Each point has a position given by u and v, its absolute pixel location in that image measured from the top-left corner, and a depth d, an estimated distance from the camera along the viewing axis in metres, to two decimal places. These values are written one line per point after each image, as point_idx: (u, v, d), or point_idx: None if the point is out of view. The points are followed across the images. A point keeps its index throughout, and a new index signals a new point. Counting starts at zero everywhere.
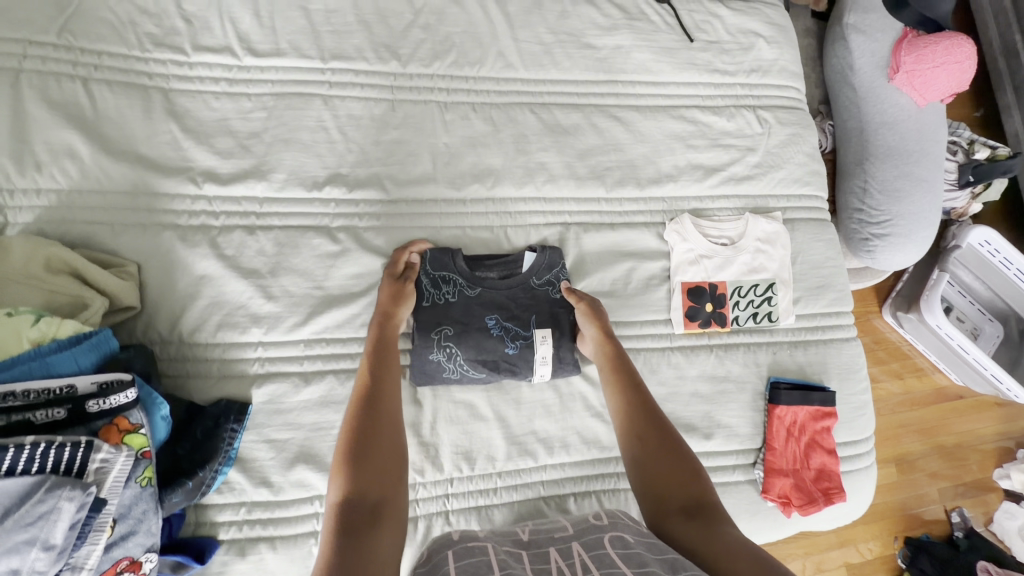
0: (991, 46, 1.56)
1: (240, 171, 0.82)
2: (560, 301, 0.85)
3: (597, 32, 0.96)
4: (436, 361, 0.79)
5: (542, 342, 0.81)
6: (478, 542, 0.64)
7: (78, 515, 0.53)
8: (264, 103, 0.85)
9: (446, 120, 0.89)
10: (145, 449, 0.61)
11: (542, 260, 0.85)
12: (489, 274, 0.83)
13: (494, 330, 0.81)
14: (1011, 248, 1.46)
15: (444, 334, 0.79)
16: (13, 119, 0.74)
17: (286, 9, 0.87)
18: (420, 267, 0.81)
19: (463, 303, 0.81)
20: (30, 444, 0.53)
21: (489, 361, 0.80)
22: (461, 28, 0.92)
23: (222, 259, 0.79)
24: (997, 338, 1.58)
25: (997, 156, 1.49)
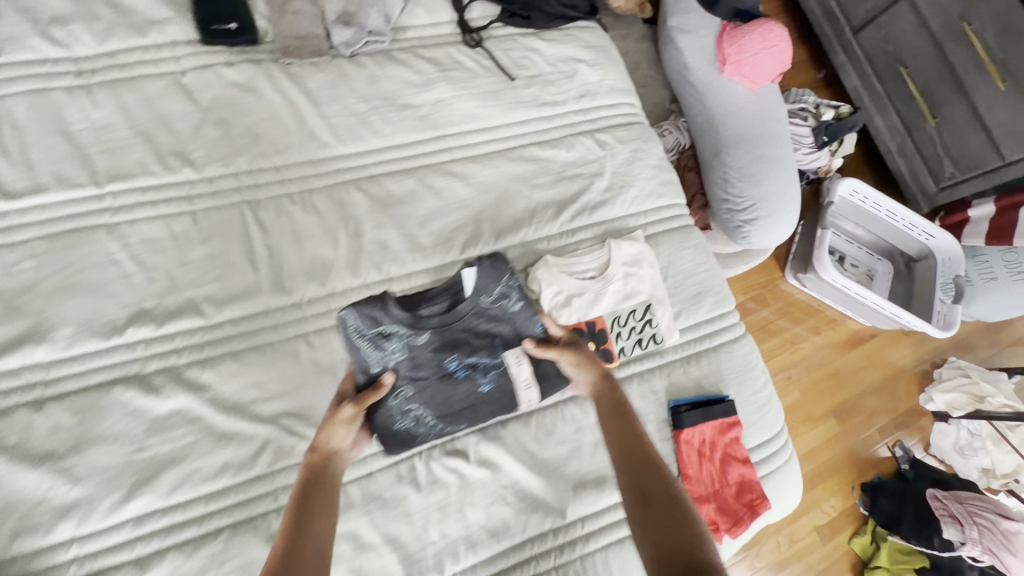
0: (816, 15, 1.65)
1: (13, 337, 0.68)
2: (524, 309, 0.82)
3: (413, 90, 0.91)
4: (405, 428, 0.75)
5: (518, 364, 0.80)
6: None
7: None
8: (31, 248, 0.72)
9: (263, 219, 0.80)
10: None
11: (484, 275, 0.80)
12: (432, 312, 0.78)
13: (459, 371, 0.78)
14: (877, 192, 1.52)
15: (404, 396, 0.75)
16: None
17: (40, 136, 0.75)
18: (354, 330, 0.74)
19: (417, 355, 0.76)
20: None
21: (463, 408, 0.78)
22: (260, 115, 0.83)
23: (3, 451, 0.65)
24: (889, 274, 1.62)
25: (842, 113, 1.58)
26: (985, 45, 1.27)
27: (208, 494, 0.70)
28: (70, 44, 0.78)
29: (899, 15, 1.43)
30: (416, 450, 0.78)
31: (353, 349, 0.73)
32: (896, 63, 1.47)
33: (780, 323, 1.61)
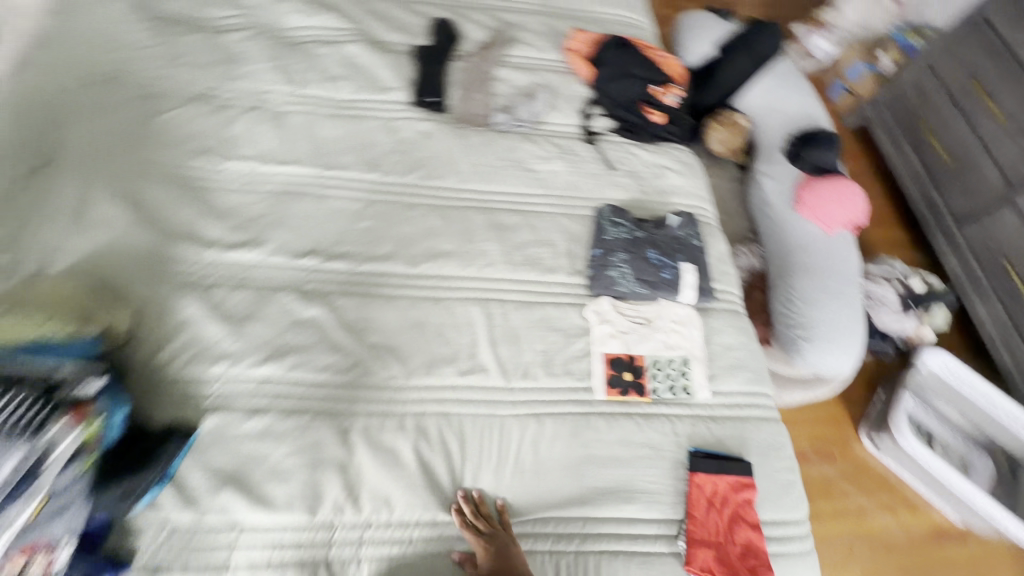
0: (919, 202, 1.78)
1: (240, 242, 1.03)
2: (698, 248, 1.17)
3: (536, 159, 1.24)
4: (612, 275, 1.10)
5: (688, 272, 1.12)
6: None
7: (26, 479, 0.70)
8: (271, 196, 1.10)
9: (409, 214, 1.13)
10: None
11: (683, 220, 1.20)
12: (648, 224, 1.18)
13: (654, 260, 1.12)
14: (974, 373, 1.46)
15: (619, 258, 1.11)
16: (81, 197, 1.00)
17: (301, 136, 1.17)
18: (603, 217, 1.17)
19: (634, 237, 1.14)
20: (11, 395, 0.72)
21: (649, 280, 1.11)
22: (430, 152, 1.21)
23: (207, 307, 0.95)
24: (989, 472, 1.51)
25: (932, 287, 1.65)
26: None
27: (310, 382, 0.93)
28: (337, 91, 1.24)
29: (1001, 222, 1.55)
30: (464, 408, 0.95)
31: (597, 223, 1.17)
32: (1002, 258, 1.55)
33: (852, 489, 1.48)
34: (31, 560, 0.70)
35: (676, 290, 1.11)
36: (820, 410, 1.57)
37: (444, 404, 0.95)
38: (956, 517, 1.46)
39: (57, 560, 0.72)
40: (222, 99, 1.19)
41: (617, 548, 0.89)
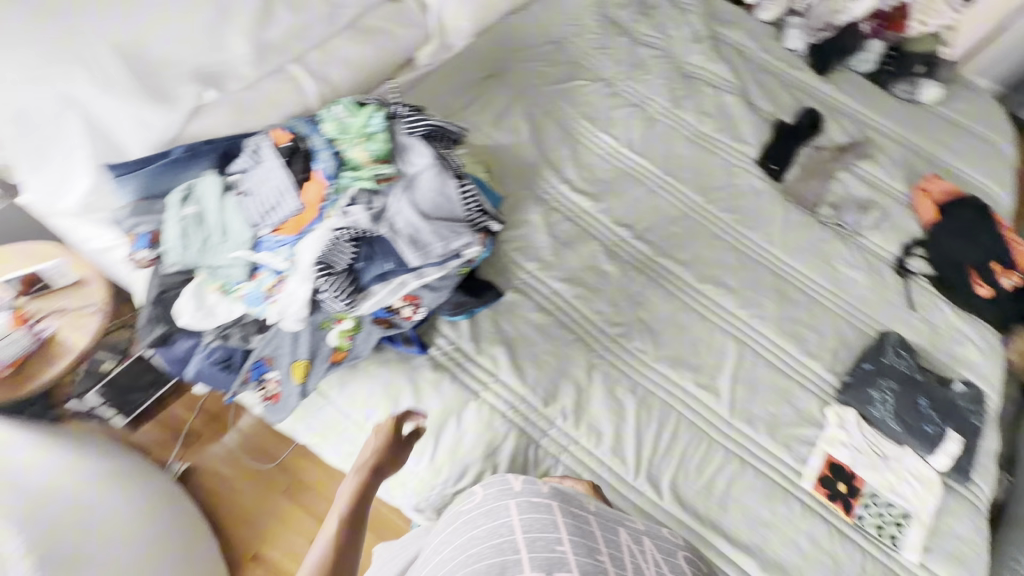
0: None
1: (584, 191, 1.27)
2: (973, 427, 1.10)
3: (841, 260, 1.29)
4: (872, 394, 1.09)
5: (952, 440, 1.07)
6: (545, 498, 0.79)
7: (452, 259, 0.85)
8: (618, 172, 1.33)
9: (713, 242, 1.26)
10: (339, 317, 0.90)
11: (969, 394, 1.14)
12: (930, 375, 1.14)
13: (922, 408, 1.08)
14: None
15: (887, 385, 1.10)
16: (506, 106, 1.34)
17: (659, 143, 1.39)
18: (888, 342, 1.17)
19: (912, 376, 1.12)
20: (471, 194, 0.85)
21: (907, 423, 1.07)
22: (752, 206, 1.33)
23: (545, 221, 1.20)
24: None
25: None
26: None
27: (586, 314, 1.10)
28: (701, 124, 1.44)
29: None
30: (687, 411, 1.04)
31: (880, 344, 1.16)
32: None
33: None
34: (405, 306, 0.90)
35: (929, 450, 1.06)
36: None
37: (673, 398, 1.05)
38: None
39: (416, 317, 0.91)
40: (617, 90, 1.47)
41: None
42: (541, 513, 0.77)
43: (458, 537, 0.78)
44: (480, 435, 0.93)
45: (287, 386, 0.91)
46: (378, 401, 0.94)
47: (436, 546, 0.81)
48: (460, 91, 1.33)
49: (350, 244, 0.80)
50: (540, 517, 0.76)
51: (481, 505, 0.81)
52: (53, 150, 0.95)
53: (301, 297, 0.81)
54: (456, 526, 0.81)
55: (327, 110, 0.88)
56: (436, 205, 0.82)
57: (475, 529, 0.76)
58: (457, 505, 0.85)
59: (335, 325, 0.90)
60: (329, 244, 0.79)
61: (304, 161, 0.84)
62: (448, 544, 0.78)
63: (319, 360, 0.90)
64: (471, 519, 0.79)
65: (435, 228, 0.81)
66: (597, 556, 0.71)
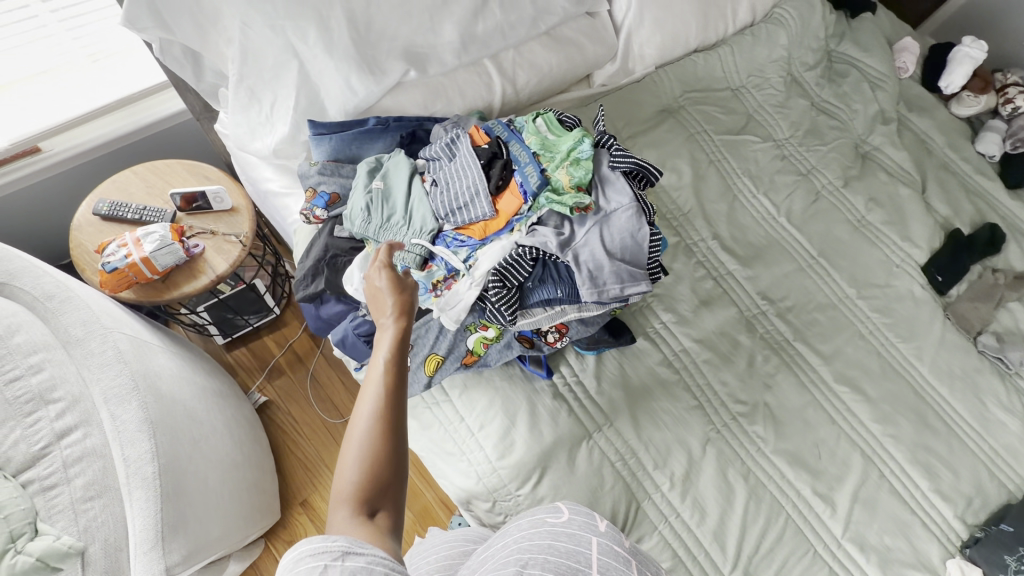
0: None
1: (732, 252, 1.22)
2: None
3: (995, 400, 1.17)
4: (1006, 560, 0.97)
5: None
6: (624, 551, 0.73)
7: (617, 302, 0.82)
8: (770, 240, 1.26)
9: (857, 341, 1.17)
10: (485, 324, 0.92)
11: None
12: None
13: None
14: None
15: None
16: (672, 146, 1.30)
17: (819, 221, 1.32)
18: None
19: None
20: (657, 244, 0.82)
21: None
22: (906, 313, 1.23)
23: (688, 274, 1.16)
24: None
25: None
26: None
27: (711, 382, 1.06)
28: (868, 212, 1.35)
29: None
30: (795, 515, 0.98)
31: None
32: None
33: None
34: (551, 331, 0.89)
35: None
36: None
37: (783, 496, 0.99)
38: None
39: (557, 344, 0.91)
40: (786, 154, 1.40)
41: None
42: (620, 562, 0.70)
43: (538, 540, 0.70)
44: (586, 478, 0.91)
45: (415, 374, 0.94)
46: (495, 413, 0.93)
47: (514, 536, 0.73)
48: (629, 121, 1.31)
49: (529, 263, 0.79)
50: (619, 566, 0.68)
51: (566, 525, 0.73)
52: (264, 91, 1.00)
53: (467, 301, 0.80)
54: (536, 529, 0.72)
55: (530, 122, 0.90)
56: (622, 247, 0.79)
57: (555, 543, 0.69)
58: (537, 513, 0.78)
59: (478, 331, 0.94)
60: (510, 258, 0.79)
61: (505, 167, 0.84)
62: (526, 541, 0.70)
63: (451, 358, 0.93)
64: (552, 533, 0.71)
65: (616, 270, 0.78)
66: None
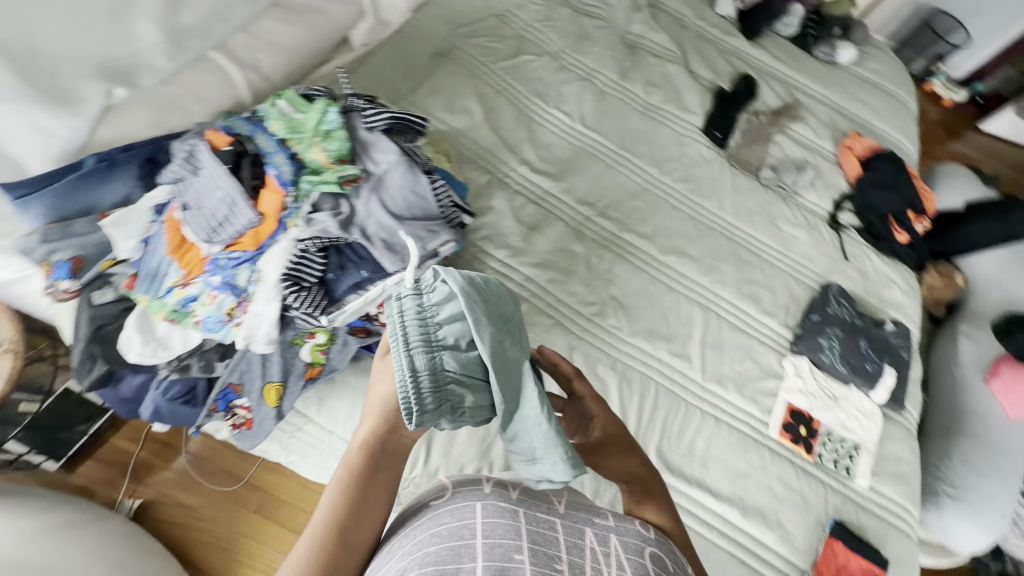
0: None
1: (545, 171, 1.25)
2: (903, 361, 1.24)
3: (786, 221, 1.37)
4: (821, 342, 1.20)
5: (888, 373, 1.21)
6: (508, 503, 0.66)
7: (429, 258, 0.81)
8: (575, 149, 1.32)
9: (672, 213, 1.30)
10: (312, 332, 0.84)
11: (898, 332, 1.28)
12: (868, 319, 1.27)
13: (863, 349, 1.21)
14: None
15: (833, 332, 1.22)
16: (456, 86, 1.27)
17: (612, 116, 1.39)
18: (830, 293, 1.28)
19: (854, 322, 1.24)
20: (445, 187, 0.82)
21: (852, 364, 1.20)
22: (702, 175, 1.38)
23: (510, 206, 1.18)
24: None
25: None
26: None
27: (559, 298, 1.11)
28: (649, 95, 1.45)
29: None
30: (663, 381, 1.09)
31: (823, 296, 1.27)
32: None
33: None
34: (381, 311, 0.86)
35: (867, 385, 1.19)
36: None
37: (649, 369, 1.09)
38: None
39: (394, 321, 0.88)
40: (565, 63, 1.44)
41: (744, 558, 0.98)
42: (503, 518, 0.64)
43: (419, 535, 0.63)
44: (473, 432, 0.93)
45: (260, 410, 0.86)
46: (361, 413, 0.89)
47: (398, 540, 0.64)
48: (405, 75, 1.25)
49: (319, 254, 0.75)
50: (505, 524, 0.63)
51: (447, 505, 0.66)
52: None
53: (270, 317, 0.75)
54: (420, 519, 0.66)
55: (270, 106, 0.80)
56: (405, 204, 0.78)
57: (436, 530, 0.62)
58: (422, 498, 0.72)
59: (308, 340, 0.85)
60: (295, 257, 0.73)
61: (255, 167, 0.76)
62: (409, 540, 0.63)
63: (292, 380, 0.85)
64: (433, 518, 0.64)
65: (409, 229, 0.77)
66: (553, 564, 0.61)
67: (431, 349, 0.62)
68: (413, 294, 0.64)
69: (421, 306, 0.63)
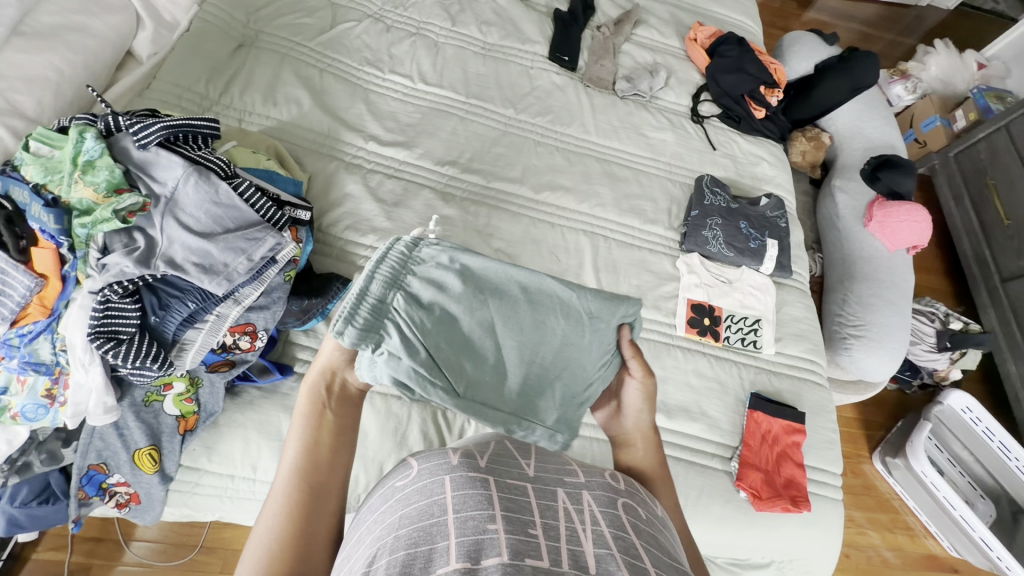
0: (967, 258, 1.87)
1: (396, 141, 1.18)
2: (782, 230, 1.31)
3: (650, 128, 1.38)
4: (706, 235, 1.23)
5: (771, 246, 1.27)
6: (480, 472, 0.47)
7: (267, 267, 0.75)
8: (422, 110, 1.24)
9: (537, 150, 1.27)
10: (166, 383, 0.77)
11: (773, 204, 1.34)
12: (743, 201, 1.33)
13: (744, 230, 1.27)
14: (991, 418, 1.55)
15: (714, 222, 1.25)
16: (273, 76, 1.16)
17: (453, 66, 1.31)
18: (704, 185, 1.31)
19: (730, 207, 1.29)
20: (255, 187, 0.75)
21: (737, 247, 1.25)
22: (559, 103, 1.35)
23: (366, 187, 1.10)
24: (990, 517, 1.58)
25: (970, 329, 1.67)
26: None
27: None
28: (486, 34, 1.39)
29: None
30: None
31: (699, 189, 1.30)
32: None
33: (850, 500, 1.61)
34: (239, 338, 0.79)
35: (754, 262, 1.25)
36: (841, 430, 1.70)
37: None
38: (950, 548, 1.57)
39: (259, 345, 0.80)
40: (389, 22, 1.34)
41: (680, 455, 1.03)
42: (477, 487, 0.45)
43: (388, 518, 0.45)
44: (383, 428, 0.89)
45: (140, 481, 0.79)
46: (256, 446, 0.84)
47: (367, 526, 0.46)
48: (209, 76, 1.11)
49: (127, 299, 0.67)
50: (481, 499, 0.44)
51: (412, 483, 0.47)
52: None
53: (95, 384, 0.67)
54: (380, 513, 0.47)
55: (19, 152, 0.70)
56: (212, 219, 0.71)
57: (404, 514, 0.44)
58: (378, 488, 0.52)
59: (166, 393, 0.77)
60: (97, 310, 0.65)
61: (19, 225, 0.65)
62: (379, 527, 0.45)
63: (165, 439, 0.78)
64: (400, 504, 0.45)
65: (224, 243, 0.70)
66: (531, 531, 0.42)
67: (395, 286, 0.61)
68: (407, 249, 0.64)
69: (410, 254, 0.64)
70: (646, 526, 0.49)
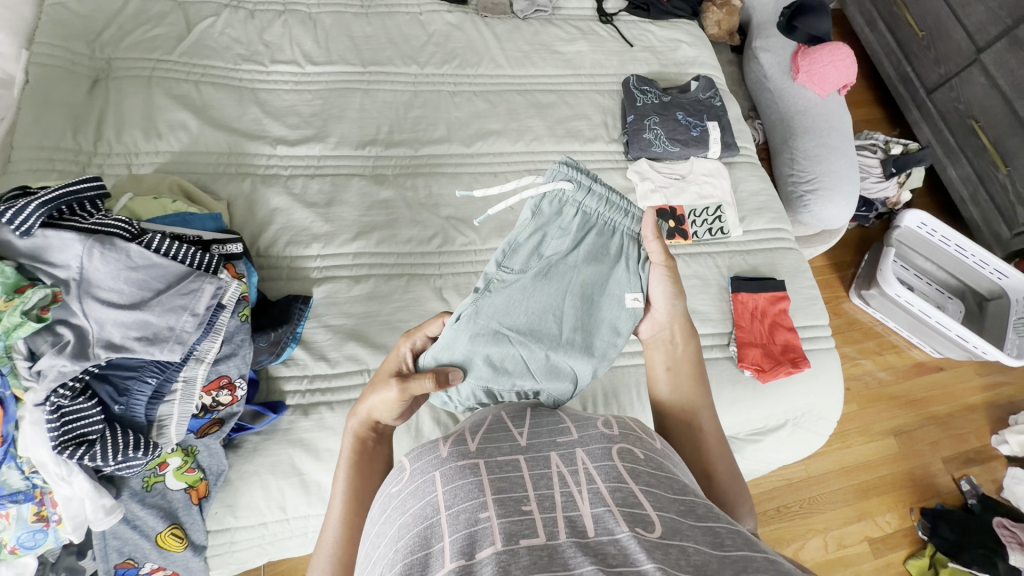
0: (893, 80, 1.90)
1: (305, 137, 1.08)
2: (719, 108, 1.29)
3: (562, 42, 1.30)
4: (648, 138, 1.21)
5: (712, 128, 1.25)
6: (470, 460, 0.47)
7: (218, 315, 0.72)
8: (321, 95, 1.14)
9: (455, 102, 1.19)
10: (161, 462, 0.74)
11: (703, 85, 1.31)
12: (674, 92, 1.29)
13: (683, 121, 1.25)
14: (945, 226, 1.64)
15: (652, 122, 1.22)
16: (146, 106, 1.03)
17: (338, 37, 1.19)
18: (632, 86, 1.26)
19: (663, 101, 1.25)
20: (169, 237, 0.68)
21: (680, 140, 1.23)
22: (463, 44, 1.25)
23: (291, 195, 1.02)
24: (960, 313, 1.71)
25: (910, 150, 1.73)
26: (988, 138, 1.64)
27: (399, 253, 1.02)
28: None
29: (970, 78, 1.66)
30: None
31: (628, 92, 1.26)
32: (969, 119, 1.68)
33: (839, 340, 1.71)
34: (219, 395, 0.74)
35: (699, 150, 1.24)
36: (817, 280, 1.79)
37: None
38: (935, 353, 1.70)
39: (241, 394, 0.76)
40: (250, 7, 1.19)
41: None
42: (467, 476, 0.44)
43: (388, 530, 0.44)
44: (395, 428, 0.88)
45: (175, 560, 0.77)
46: (276, 488, 0.82)
47: (371, 541, 0.46)
48: (74, 128, 0.98)
49: (80, 399, 0.62)
50: (468, 491, 0.43)
51: (406, 488, 0.47)
52: None
53: (85, 491, 0.63)
54: (382, 522, 0.47)
55: None
56: (137, 285, 0.65)
57: (401, 524, 0.43)
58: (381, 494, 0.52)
59: (165, 471, 0.74)
60: (52, 419, 0.60)
61: None
62: (382, 538, 0.45)
63: (183, 514, 0.76)
64: (396, 511, 0.45)
65: (161, 306, 0.65)
66: (524, 508, 0.41)
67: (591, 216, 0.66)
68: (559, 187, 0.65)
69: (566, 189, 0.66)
70: (647, 466, 0.48)
